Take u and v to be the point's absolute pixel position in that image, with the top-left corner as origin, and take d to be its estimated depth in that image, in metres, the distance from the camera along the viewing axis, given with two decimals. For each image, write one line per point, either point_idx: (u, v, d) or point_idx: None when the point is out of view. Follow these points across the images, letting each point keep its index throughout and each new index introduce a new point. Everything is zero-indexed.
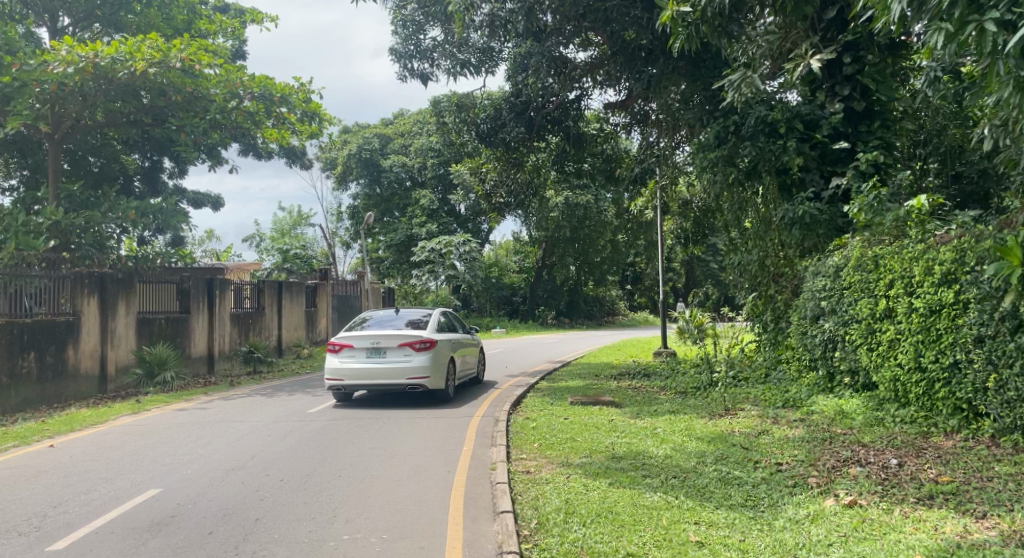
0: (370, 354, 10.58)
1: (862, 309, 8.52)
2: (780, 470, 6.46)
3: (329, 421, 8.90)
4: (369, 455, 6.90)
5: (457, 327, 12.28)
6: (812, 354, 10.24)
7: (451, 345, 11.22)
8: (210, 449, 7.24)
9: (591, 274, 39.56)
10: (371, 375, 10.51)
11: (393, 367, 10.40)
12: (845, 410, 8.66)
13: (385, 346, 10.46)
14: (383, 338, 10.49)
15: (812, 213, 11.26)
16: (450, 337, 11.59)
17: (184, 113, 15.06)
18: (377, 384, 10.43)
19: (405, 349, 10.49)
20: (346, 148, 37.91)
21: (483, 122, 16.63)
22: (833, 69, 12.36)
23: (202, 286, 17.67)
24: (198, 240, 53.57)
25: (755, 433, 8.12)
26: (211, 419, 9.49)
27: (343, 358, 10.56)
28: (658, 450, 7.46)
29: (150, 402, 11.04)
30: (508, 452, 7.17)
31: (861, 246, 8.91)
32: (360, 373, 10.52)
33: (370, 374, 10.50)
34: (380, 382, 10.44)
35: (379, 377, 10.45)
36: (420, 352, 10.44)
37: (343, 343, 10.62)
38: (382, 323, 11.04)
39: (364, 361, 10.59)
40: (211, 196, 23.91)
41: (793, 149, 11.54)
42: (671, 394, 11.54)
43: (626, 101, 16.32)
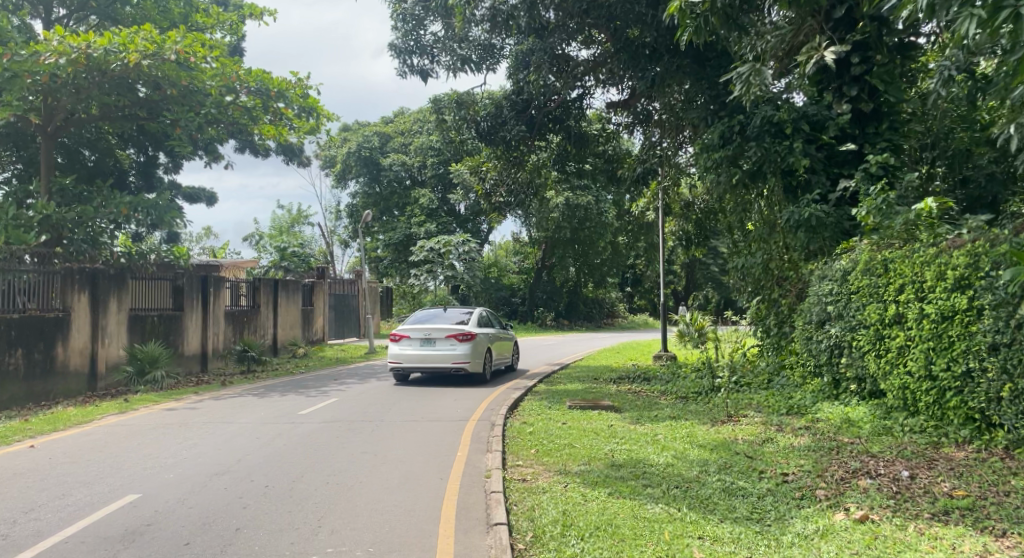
0: (422, 342, 13.08)
1: (871, 314, 8.26)
2: (786, 481, 6.21)
3: (320, 424, 8.64)
4: (358, 461, 6.65)
5: (493, 324, 14.65)
6: (817, 360, 9.98)
7: (487, 339, 13.57)
8: (194, 452, 7.00)
9: (591, 276, 39.30)
10: (424, 359, 12.99)
11: (442, 353, 12.86)
12: (852, 418, 8.40)
13: (434, 337, 12.93)
14: (434, 330, 12.97)
15: (817, 215, 10.95)
16: (487, 331, 13.98)
17: (178, 107, 14.79)
18: (428, 366, 12.93)
19: (450, 339, 12.96)
20: (345, 146, 37.71)
21: (483, 120, 16.34)
22: (841, 69, 12.12)
23: (196, 283, 17.41)
24: (196, 238, 53.37)
25: (759, 442, 7.86)
26: (199, 419, 9.25)
27: (401, 345, 13.04)
28: (659, 458, 7.21)
29: (138, 401, 10.80)
30: (504, 458, 6.92)
31: (869, 250, 8.67)
32: (415, 357, 13.04)
33: (422, 358, 12.98)
34: (431, 365, 12.90)
35: (431, 361, 12.92)
36: (463, 342, 12.89)
37: (401, 333, 13.07)
38: (434, 319, 13.55)
39: (418, 348, 13.10)
40: (205, 192, 23.67)
41: (800, 150, 11.26)
42: (672, 398, 11.28)
43: (629, 100, 16.14)
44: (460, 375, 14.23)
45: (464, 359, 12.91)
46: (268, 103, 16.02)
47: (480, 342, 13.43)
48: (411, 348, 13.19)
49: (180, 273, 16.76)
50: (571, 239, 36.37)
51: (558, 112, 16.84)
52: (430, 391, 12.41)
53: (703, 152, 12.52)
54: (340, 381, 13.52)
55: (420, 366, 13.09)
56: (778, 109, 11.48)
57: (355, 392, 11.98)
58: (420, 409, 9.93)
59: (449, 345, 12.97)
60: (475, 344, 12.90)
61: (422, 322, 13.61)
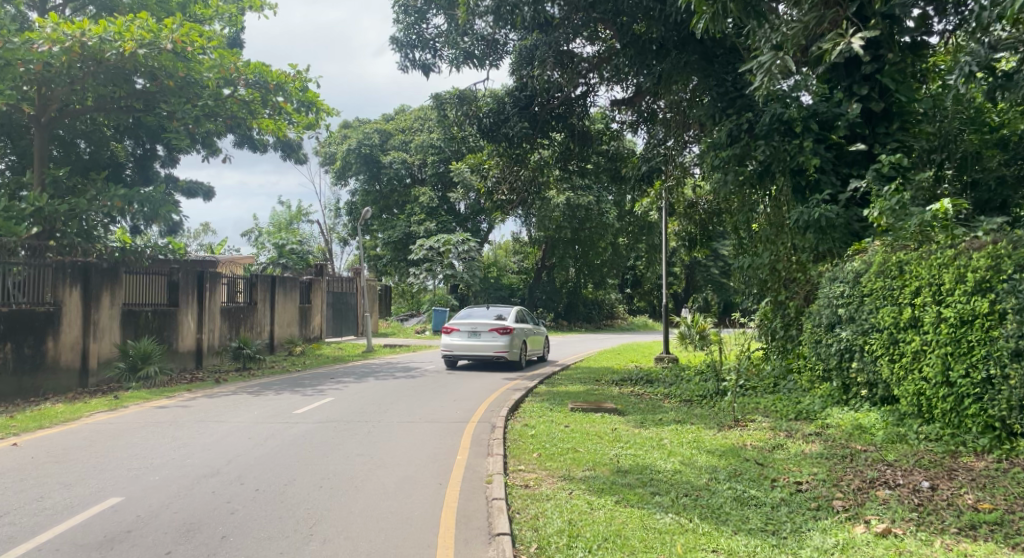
0: (469, 334, 15.38)
1: (885, 318, 8.00)
2: (800, 490, 5.96)
3: (315, 424, 8.36)
4: (354, 464, 6.37)
5: (529, 321, 16.93)
6: (826, 364, 9.72)
7: (524, 334, 15.83)
8: (183, 453, 6.73)
9: (591, 277, 38.81)
10: (471, 348, 15.27)
11: (486, 343, 15.13)
12: (864, 424, 8.14)
13: (479, 330, 15.19)
14: (479, 324, 15.24)
15: (828, 216, 10.68)
16: (524, 327, 16.25)
17: (174, 99, 14.51)
18: (474, 354, 15.23)
19: (494, 332, 15.23)
20: (346, 143, 37.47)
21: (485, 116, 16.05)
22: (852, 67, 11.89)
23: (192, 278, 17.13)
24: (194, 234, 53.12)
25: (769, 448, 7.59)
26: (191, 418, 8.98)
27: (452, 337, 15.35)
28: (666, 464, 6.94)
29: (129, 398, 10.54)
30: (505, 463, 6.65)
31: (883, 251, 8.41)
32: (462, 347, 15.34)
33: (469, 347, 15.28)
34: (477, 353, 15.17)
35: (477, 350, 15.19)
36: (503, 335, 15.11)
37: (451, 327, 15.38)
38: (478, 315, 15.80)
39: (466, 339, 15.37)
40: (203, 186, 23.41)
41: (810, 149, 10.99)
42: (676, 402, 11.03)
43: (633, 98, 15.97)
44: (499, 363, 16.51)
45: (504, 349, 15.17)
46: (266, 97, 15.77)
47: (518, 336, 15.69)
48: (460, 339, 15.50)
49: (175, 268, 16.48)
50: (571, 239, 36.10)
51: (562, 109, 16.63)
52: (429, 391, 12.15)
53: (710, 150, 12.26)
54: (337, 380, 13.26)
55: (466, 354, 15.38)
56: (788, 107, 11.22)
57: (351, 391, 11.72)
58: (417, 410, 9.66)
59: (492, 336, 15.24)
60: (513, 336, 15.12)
61: (470, 317, 15.87)
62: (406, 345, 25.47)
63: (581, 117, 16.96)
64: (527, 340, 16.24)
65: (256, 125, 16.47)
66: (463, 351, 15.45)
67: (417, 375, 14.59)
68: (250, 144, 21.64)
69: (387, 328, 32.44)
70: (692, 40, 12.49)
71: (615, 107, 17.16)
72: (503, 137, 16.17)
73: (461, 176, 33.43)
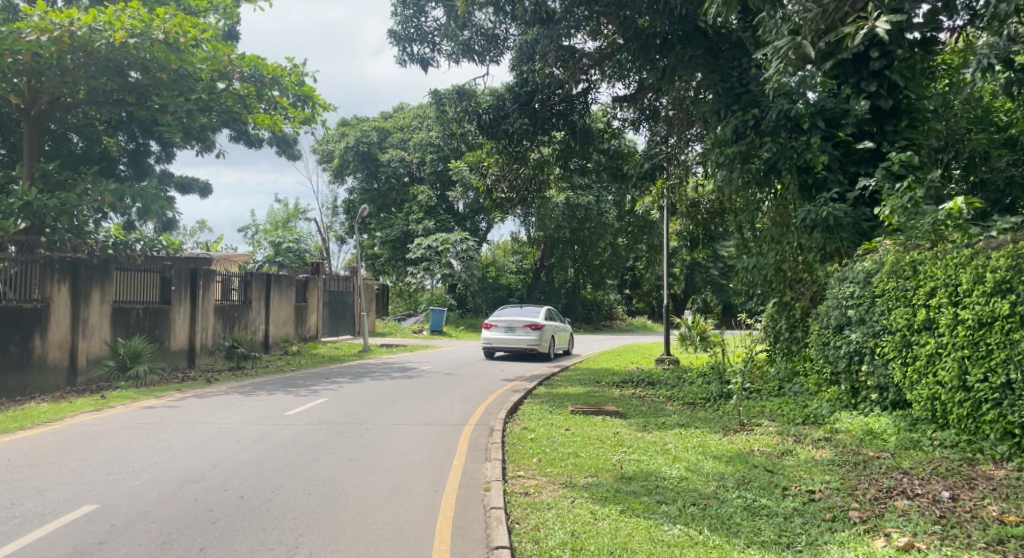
0: (505, 329, 17.72)
1: (898, 319, 7.72)
2: (813, 499, 5.68)
3: (306, 426, 8.07)
4: (345, 469, 6.08)
5: (557, 319, 19.31)
6: (834, 367, 9.44)
7: (552, 330, 18.14)
8: (167, 456, 6.44)
9: (591, 277, 38.64)
10: (508, 341, 17.63)
11: (521, 337, 17.47)
12: (875, 429, 7.86)
13: (515, 326, 17.55)
14: (515, 321, 17.61)
15: (835, 215, 10.40)
16: (553, 325, 18.61)
17: (167, 93, 14.22)
18: (510, 347, 17.54)
19: (527, 327, 17.54)
20: (343, 141, 37.20)
21: (485, 112, 15.74)
22: (860, 63, 11.63)
23: (185, 276, 16.82)
24: (190, 231, 52.87)
25: (778, 453, 7.31)
26: (179, 418, 8.70)
27: (490, 331, 17.68)
28: (671, 470, 6.66)
29: (116, 398, 10.24)
30: (504, 468, 6.37)
31: (895, 251, 8.14)
32: (499, 340, 17.68)
33: (504, 341, 17.61)
34: (513, 346, 17.51)
35: (513, 343, 17.55)
36: (536, 330, 17.45)
37: (490, 323, 17.72)
38: (513, 313, 18.11)
39: (503, 333, 17.71)
40: (199, 182, 23.09)
41: (817, 147, 10.73)
42: (679, 404, 10.75)
43: (635, 94, 15.76)
44: (529, 355, 18.84)
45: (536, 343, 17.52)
46: (262, 90, 15.49)
47: (547, 332, 18.01)
48: (497, 333, 17.87)
49: (168, 265, 16.18)
50: (570, 239, 35.81)
51: (563, 106, 16.39)
52: (425, 392, 11.87)
53: (715, 147, 12.00)
54: (332, 380, 12.97)
55: (503, 347, 17.74)
56: (795, 103, 10.97)
57: (346, 392, 11.43)
58: (413, 411, 9.37)
59: (526, 332, 17.56)
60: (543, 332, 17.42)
61: (506, 315, 18.22)
62: (403, 345, 25.18)
63: (582, 114, 16.73)
64: (556, 336, 18.61)
65: (252, 120, 16.27)
66: (499, 344, 17.80)
67: (413, 375, 14.30)
68: (246, 140, 21.34)
69: (384, 327, 32.14)
70: (697, 35, 12.23)
71: (616, 104, 16.88)
72: (503, 134, 15.89)
73: (460, 174, 33.14)
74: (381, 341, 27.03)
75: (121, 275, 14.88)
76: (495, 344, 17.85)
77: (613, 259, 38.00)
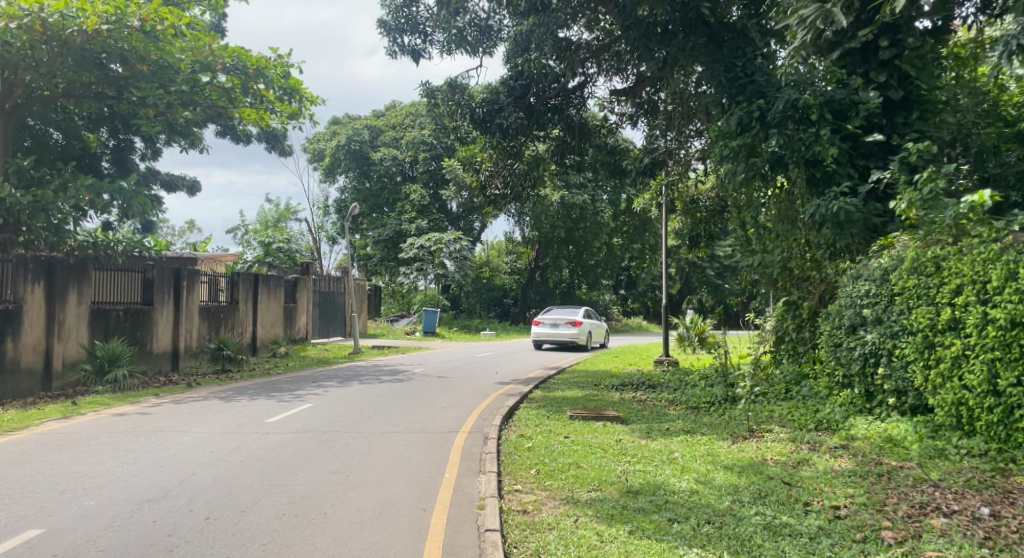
0: (550, 325, 21.41)
1: (920, 319, 7.25)
2: (839, 517, 5.18)
3: (287, 435, 7.54)
4: (324, 485, 5.55)
5: (595, 318, 22.97)
6: (847, 370, 8.95)
7: (589, 327, 21.79)
8: (131, 469, 5.91)
9: (585, 278, 38.19)
10: (553, 335, 21.33)
11: (563, 331, 21.19)
12: (895, 436, 7.38)
13: (559, 322, 21.29)
14: (558, 319, 21.31)
15: (847, 209, 9.86)
16: (591, 323, 22.25)
17: (146, 85, 13.65)
18: (554, 339, 21.25)
19: (568, 323, 21.26)
20: (334, 140, 36.63)
21: (479, 106, 15.24)
22: (868, 52, 11.15)
23: (168, 276, 16.26)
24: (178, 232, 52.20)
25: (793, 463, 6.80)
26: (151, 426, 8.17)
27: (538, 326, 21.45)
28: (680, 482, 6.16)
29: (87, 404, 9.69)
30: (500, 482, 5.87)
31: (915, 246, 7.68)
32: (546, 334, 21.39)
33: (550, 335, 21.30)
34: (557, 339, 21.19)
35: (557, 336, 21.26)
36: (575, 326, 21.11)
37: (538, 320, 21.45)
38: (557, 312, 21.84)
39: (549, 328, 21.41)
40: (186, 179, 22.50)
41: (828, 138, 10.20)
42: (682, 409, 10.28)
43: (634, 88, 15.32)
44: (572, 347, 22.54)
45: (576, 336, 21.19)
46: (247, 82, 15.05)
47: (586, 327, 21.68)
48: (543, 329, 21.58)
49: (150, 265, 15.62)
50: (565, 239, 35.30)
51: (558, 100, 15.92)
52: (416, 396, 11.37)
53: (719, 140, 11.52)
54: (318, 384, 12.45)
55: (549, 339, 21.49)
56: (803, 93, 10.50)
57: (332, 396, 10.89)
58: (402, 418, 8.85)
59: (568, 327, 21.29)
60: (582, 327, 21.03)
61: (553, 313, 21.97)
62: (394, 347, 24.64)
63: (578, 108, 16.27)
64: (593, 332, 22.21)
65: (240, 115, 15.90)
66: (545, 338, 21.50)
67: (404, 378, 13.77)
68: (232, 136, 20.79)
69: (376, 328, 31.66)
70: (699, 23, 11.76)
71: (613, 98, 16.39)
72: (497, 128, 15.38)
73: (453, 173, 32.62)
74: (372, 342, 26.50)
75: (99, 275, 14.31)
76: (542, 337, 21.60)
77: (608, 260, 37.49)
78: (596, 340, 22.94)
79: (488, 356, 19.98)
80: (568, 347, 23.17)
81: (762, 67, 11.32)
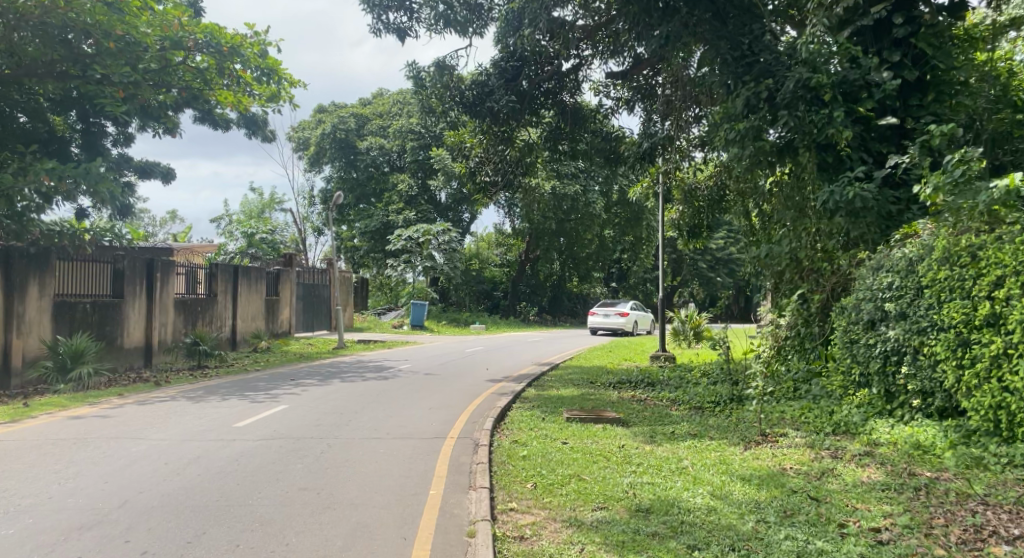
0: (604, 315, 25.89)
1: (953, 314, 6.61)
2: (882, 542, 4.51)
3: (256, 442, 6.81)
4: (289, 507, 4.81)
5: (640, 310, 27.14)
6: (864, 368, 8.31)
7: (636, 317, 26.02)
8: (68, 486, 5.16)
9: (576, 270, 37.60)
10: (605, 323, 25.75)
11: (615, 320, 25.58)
12: (923, 442, 6.74)
13: (611, 312, 25.71)
14: (610, 310, 25.65)
15: (863, 196, 9.22)
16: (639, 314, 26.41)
17: (111, 62, 12.79)
18: (607, 326, 25.63)
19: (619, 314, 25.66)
20: (320, 128, 35.73)
21: (468, 88, 14.52)
22: (882, 31, 10.48)
23: (140, 267, 15.46)
24: (160, 222, 51.28)
25: (817, 473, 6.14)
26: (106, 432, 7.42)
27: (594, 317, 25.85)
28: (695, 498, 5.50)
29: (41, 406, 8.95)
30: (492, 501, 5.17)
31: (946, 234, 7.03)
32: (600, 322, 25.83)
33: (603, 323, 25.75)
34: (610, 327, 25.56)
35: (609, 324, 25.64)
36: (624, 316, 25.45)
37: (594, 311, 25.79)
38: (609, 304, 26.25)
39: (603, 318, 25.80)
40: (160, 166, 21.61)
41: (841, 121, 9.52)
42: (686, 409, 9.65)
43: (631, 70, 14.57)
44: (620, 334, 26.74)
45: (625, 324, 25.54)
46: (220, 62, 14.31)
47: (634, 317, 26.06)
48: (598, 319, 26.02)
49: (120, 256, 14.87)
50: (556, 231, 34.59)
51: (551, 83, 15.25)
52: (401, 394, 10.68)
53: (724, 122, 10.81)
54: (298, 382, 11.72)
55: (602, 327, 25.90)
56: (815, 71, 9.75)
57: (311, 396, 10.15)
58: (384, 420, 8.13)
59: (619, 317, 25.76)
60: (629, 316, 25.24)
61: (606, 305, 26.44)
62: (381, 341, 23.91)
63: (572, 93, 15.56)
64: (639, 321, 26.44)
65: (215, 99, 15.12)
66: (599, 326, 25.93)
67: (389, 375, 13.05)
68: (210, 121, 19.98)
69: (363, 322, 30.88)
70: None
71: (610, 83, 15.67)
72: (488, 112, 14.66)
73: (442, 162, 31.89)
74: (357, 336, 25.78)
75: (64, 266, 13.59)
76: (597, 326, 26.05)
77: (599, 252, 36.81)
78: (643, 328, 27.17)
79: (478, 351, 19.32)
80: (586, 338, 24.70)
81: (769, 45, 10.60)
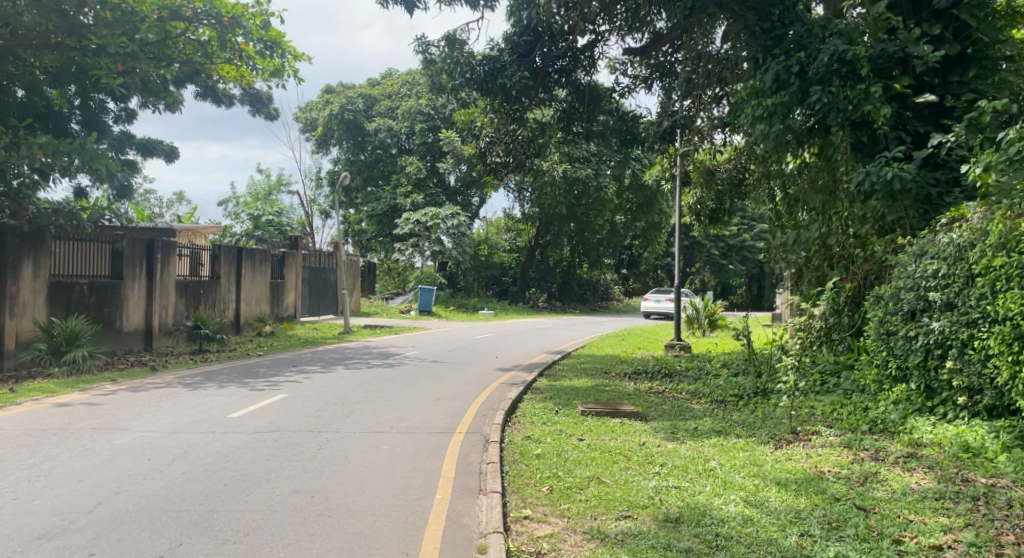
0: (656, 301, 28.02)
1: (1010, 306, 6.05)
2: None
3: (249, 436, 6.31)
4: (278, 513, 4.32)
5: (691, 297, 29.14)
6: (901, 362, 7.76)
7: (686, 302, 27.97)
8: (36, 485, 4.68)
9: (586, 256, 37.00)
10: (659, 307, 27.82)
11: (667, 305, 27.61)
12: (971, 444, 6.17)
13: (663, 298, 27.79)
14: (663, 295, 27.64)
15: (901, 178, 8.63)
16: None
17: (107, 32, 12.31)
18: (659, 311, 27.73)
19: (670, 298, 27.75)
20: (328, 109, 35.12)
21: (479, 64, 13.89)
22: (921, 2, 9.83)
23: (140, 248, 15.03)
24: (166, 203, 50.92)
25: (860, 479, 5.60)
26: (90, 421, 6.92)
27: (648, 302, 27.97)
28: (728, 506, 4.98)
29: (27, 392, 8.50)
30: (504, 508, 4.66)
31: (1003, 218, 6.45)
32: (653, 307, 27.92)
33: (656, 308, 27.88)
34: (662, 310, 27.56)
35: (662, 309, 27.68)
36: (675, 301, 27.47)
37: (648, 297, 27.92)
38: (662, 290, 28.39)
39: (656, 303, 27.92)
40: (164, 145, 21.16)
41: (879, 97, 8.91)
42: (707, 403, 9.12)
43: (650, 47, 13.94)
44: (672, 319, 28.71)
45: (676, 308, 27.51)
46: (221, 33, 13.88)
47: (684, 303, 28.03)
48: (651, 304, 28.16)
49: (119, 236, 14.43)
50: (567, 215, 33.96)
51: (565, 61, 14.66)
52: (407, 383, 10.18)
53: (751, 99, 10.20)
54: (299, 368, 11.22)
55: (654, 312, 27.99)
56: (852, 44, 9.12)
57: (312, 384, 9.64)
58: (387, 412, 7.64)
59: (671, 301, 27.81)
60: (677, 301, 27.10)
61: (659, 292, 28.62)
62: (387, 326, 23.44)
63: (587, 71, 14.93)
64: None
65: (217, 72, 15.21)
66: (653, 311, 28.03)
67: (395, 362, 12.56)
68: (213, 97, 19.56)
69: (370, 307, 30.38)
70: None
71: (626, 60, 15.04)
72: (500, 89, 14.05)
73: (451, 144, 31.31)
74: (364, 321, 25.33)
75: (61, 245, 13.15)
76: (651, 311, 28.17)
77: (611, 239, 36.17)
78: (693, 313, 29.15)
79: (487, 338, 18.84)
80: (598, 327, 24.19)
81: (801, 16, 9.95)
